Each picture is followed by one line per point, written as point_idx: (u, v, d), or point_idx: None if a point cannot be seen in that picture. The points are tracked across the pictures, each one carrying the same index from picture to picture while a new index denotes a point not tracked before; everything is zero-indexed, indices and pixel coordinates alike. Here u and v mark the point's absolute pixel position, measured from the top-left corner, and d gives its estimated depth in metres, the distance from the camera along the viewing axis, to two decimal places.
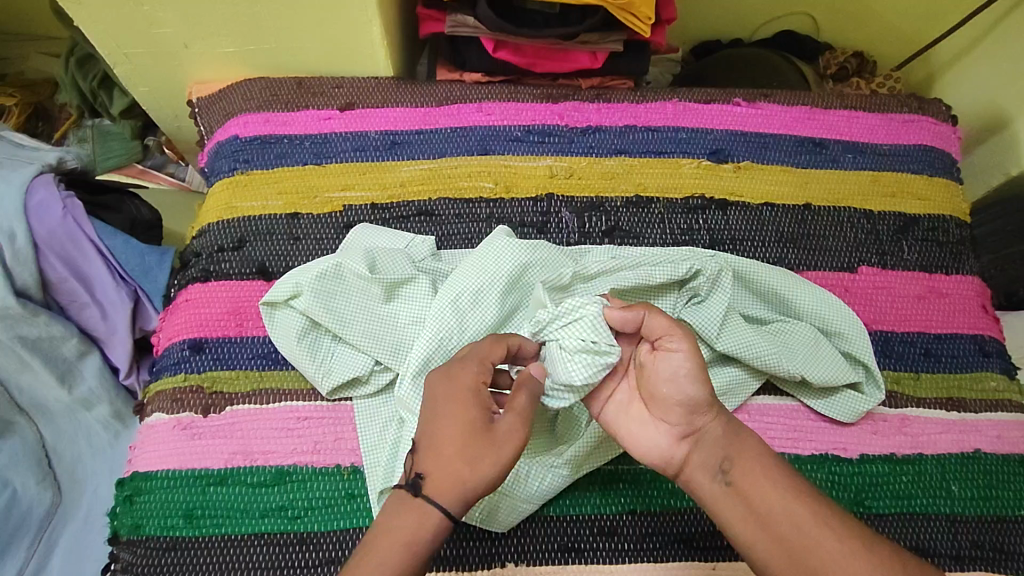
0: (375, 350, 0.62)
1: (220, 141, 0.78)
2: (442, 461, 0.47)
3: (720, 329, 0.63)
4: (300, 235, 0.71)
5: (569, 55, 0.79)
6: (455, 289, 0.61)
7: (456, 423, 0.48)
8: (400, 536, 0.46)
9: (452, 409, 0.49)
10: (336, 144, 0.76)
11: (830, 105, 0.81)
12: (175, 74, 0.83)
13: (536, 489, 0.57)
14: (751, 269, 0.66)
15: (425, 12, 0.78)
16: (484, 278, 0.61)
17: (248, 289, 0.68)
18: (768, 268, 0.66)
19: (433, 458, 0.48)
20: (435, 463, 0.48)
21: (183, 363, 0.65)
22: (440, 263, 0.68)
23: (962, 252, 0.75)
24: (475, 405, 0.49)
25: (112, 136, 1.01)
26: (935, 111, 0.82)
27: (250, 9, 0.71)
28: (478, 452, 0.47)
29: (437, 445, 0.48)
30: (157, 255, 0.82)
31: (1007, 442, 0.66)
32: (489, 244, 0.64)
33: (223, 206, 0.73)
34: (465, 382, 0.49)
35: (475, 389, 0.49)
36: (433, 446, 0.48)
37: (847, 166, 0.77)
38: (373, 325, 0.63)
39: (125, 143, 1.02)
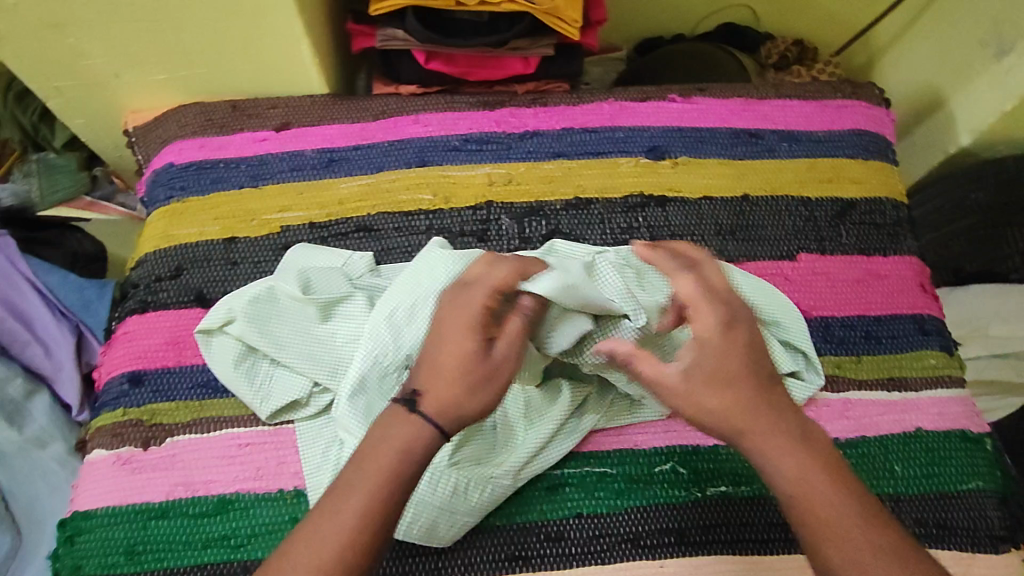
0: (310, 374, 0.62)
1: (156, 169, 0.77)
2: (440, 381, 0.51)
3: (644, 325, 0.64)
4: (238, 259, 0.71)
5: (502, 61, 0.78)
6: (388, 305, 0.62)
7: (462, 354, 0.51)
8: (402, 453, 0.49)
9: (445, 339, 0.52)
10: (272, 165, 0.75)
11: (765, 95, 0.82)
12: (107, 103, 0.82)
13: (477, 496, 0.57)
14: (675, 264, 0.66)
15: (355, 27, 0.76)
16: (417, 292, 0.62)
17: (187, 317, 0.68)
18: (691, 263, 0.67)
19: (431, 378, 0.51)
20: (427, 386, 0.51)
21: (122, 398, 0.64)
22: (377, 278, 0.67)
23: (899, 233, 0.75)
24: (480, 334, 0.52)
25: (57, 168, 0.97)
26: (869, 95, 0.83)
27: (176, 36, 0.71)
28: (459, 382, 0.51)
29: (435, 370, 0.51)
30: (98, 288, 0.82)
31: (948, 419, 0.66)
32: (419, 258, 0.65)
33: (160, 235, 0.73)
34: (473, 308, 0.53)
35: (483, 319, 0.53)
36: (433, 365, 0.51)
37: (783, 155, 0.78)
38: (311, 346, 0.62)
39: (71, 175, 0.97)
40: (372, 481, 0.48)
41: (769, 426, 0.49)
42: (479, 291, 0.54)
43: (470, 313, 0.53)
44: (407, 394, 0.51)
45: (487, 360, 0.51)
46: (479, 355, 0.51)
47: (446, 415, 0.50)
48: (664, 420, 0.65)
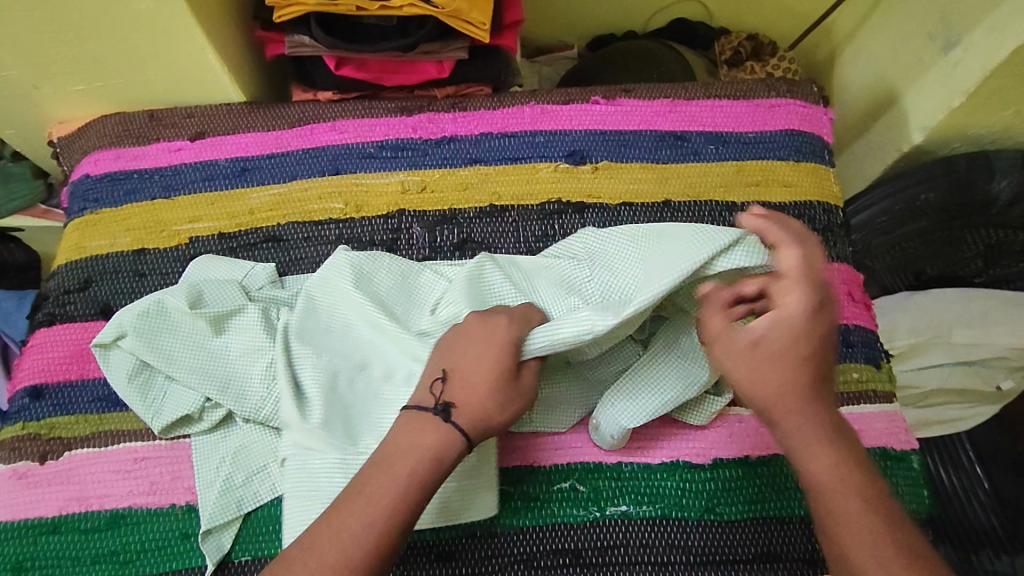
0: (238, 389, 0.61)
1: (74, 181, 0.78)
2: (472, 391, 0.51)
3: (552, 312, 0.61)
4: (146, 271, 0.70)
5: (416, 66, 0.76)
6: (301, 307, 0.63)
7: (487, 365, 0.52)
8: (430, 456, 0.49)
9: (483, 349, 0.53)
10: (185, 176, 0.75)
11: (694, 95, 0.78)
12: (32, 114, 0.82)
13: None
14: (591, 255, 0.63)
15: (266, 35, 0.75)
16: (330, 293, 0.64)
17: (91, 330, 0.68)
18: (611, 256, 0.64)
19: (463, 389, 0.52)
20: (455, 393, 0.51)
21: (23, 411, 0.64)
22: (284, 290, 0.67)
23: (829, 240, 0.72)
24: (508, 354, 0.53)
25: (13, 177, 0.99)
26: (806, 92, 0.79)
27: (84, 47, 0.71)
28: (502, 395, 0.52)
29: (467, 376, 0.52)
30: (15, 300, 0.82)
31: (868, 436, 0.63)
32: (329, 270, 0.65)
33: (73, 247, 0.73)
34: (502, 332, 0.53)
35: (515, 342, 0.53)
36: (461, 375, 0.52)
37: (709, 158, 0.75)
38: (220, 357, 0.62)
39: (27, 183, 0.99)
40: (390, 487, 0.47)
41: (802, 408, 0.47)
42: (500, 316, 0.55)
43: (504, 333, 0.53)
44: (440, 404, 0.51)
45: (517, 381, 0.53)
46: (510, 375, 0.52)
47: (475, 428, 0.51)
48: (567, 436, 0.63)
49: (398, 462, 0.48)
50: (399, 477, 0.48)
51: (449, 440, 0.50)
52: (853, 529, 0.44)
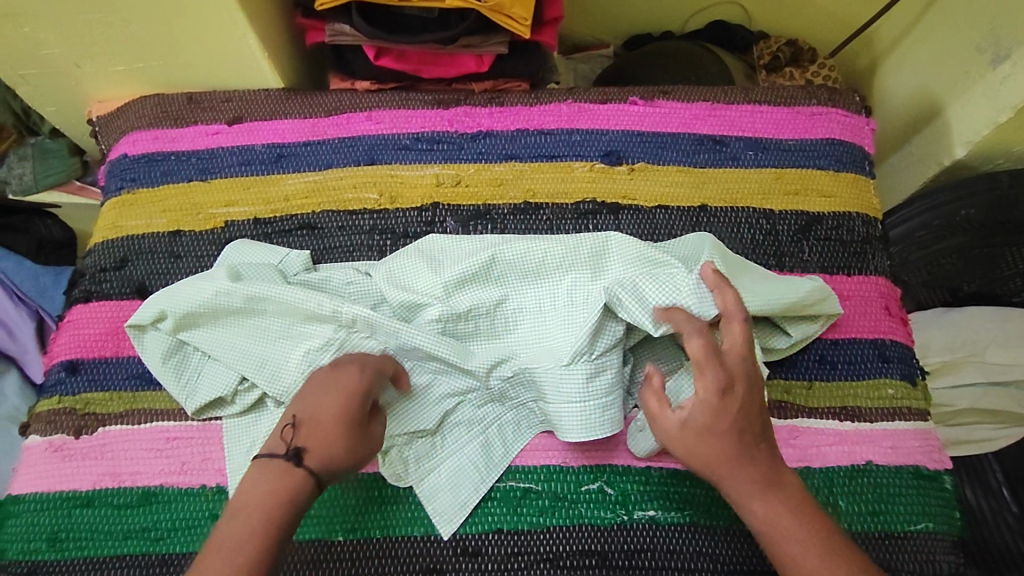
0: (285, 363, 0.62)
1: (112, 160, 0.78)
2: (313, 439, 0.52)
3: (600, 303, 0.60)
4: (181, 253, 0.71)
5: (456, 59, 0.76)
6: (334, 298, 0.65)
7: (331, 413, 0.52)
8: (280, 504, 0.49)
9: (340, 397, 0.53)
10: (221, 159, 0.75)
11: (734, 100, 0.77)
12: (72, 92, 0.83)
13: (389, 489, 0.60)
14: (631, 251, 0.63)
15: (306, 22, 0.75)
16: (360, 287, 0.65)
17: (126, 309, 0.68)
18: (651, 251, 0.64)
19: (307, 435, 0.52)
20: (308, 441, 0.51)
21: (59, 385, 0.66)
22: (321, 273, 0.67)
23: (868, 252, 0.71)
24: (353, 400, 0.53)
25: (52, 153, 1.00)
26: (847, 101, 0.77)
27: (126, 28, 0.72)
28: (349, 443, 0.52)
29: (316, 425, 0.52)
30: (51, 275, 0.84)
31: (901, 454, 0.62)
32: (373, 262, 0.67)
33: (109, 225, 0.73)
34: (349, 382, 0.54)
35: (363, 390, 0.54)
36: (314, 422, 0.52)
37: (747, 164, 0.74)
38: (263, 333, 0.63)
39: (64, 160, 1.01)
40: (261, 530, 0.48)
41: (738, 467, 0.52)
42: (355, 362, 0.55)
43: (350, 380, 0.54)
44: (292, 449, 0.51)
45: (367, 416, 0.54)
46: (359, 423, 0.53)
47: (327, 472, 0.51)
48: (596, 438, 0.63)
49: (251, 511, 0.48)
50: (251, 523, 0.48)
51: (294, 482, 0.50)
52: (793, 544, 0.49)
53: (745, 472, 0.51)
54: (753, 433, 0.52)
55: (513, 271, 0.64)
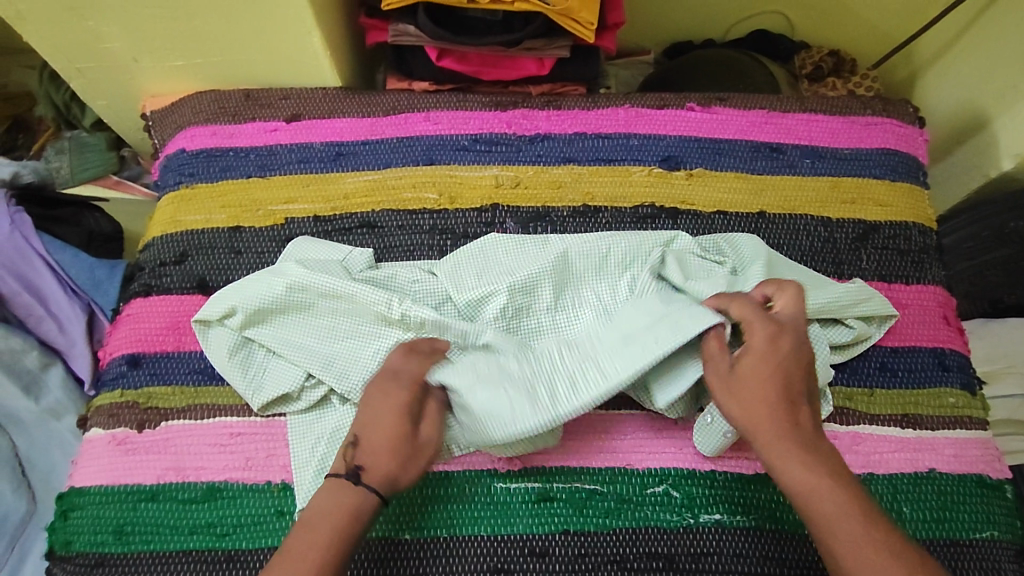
0: (354, 354, 0.62)
1: (168, 155, 0.78)
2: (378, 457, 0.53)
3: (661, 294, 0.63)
4: (241, 249, 0.71)
5: (516, 62, 0.76)
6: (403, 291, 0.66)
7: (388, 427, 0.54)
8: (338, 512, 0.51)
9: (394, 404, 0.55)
10: (280, 157, 0.76)
11: (789, 108, 0.78)
12: (126, 87, 0.83)
13: (458, 488, 0.61)
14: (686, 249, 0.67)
15: (368, 22, 0.75)
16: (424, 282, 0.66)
17: (188, 303, 0.68)
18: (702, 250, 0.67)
19: (369, 454, 0.54)
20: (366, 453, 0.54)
21: (121, 379, 0.65)
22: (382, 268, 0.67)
23: (925, 261, 0.71)
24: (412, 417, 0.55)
25: (89, 147, 0.99)
26: (901, 112, 0.78)
27: (191, 24, 0.72)
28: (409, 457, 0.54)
29: (371, 441, 0.54)
30: (107, 269, 0.84)
31: (964, 462, 0.63)
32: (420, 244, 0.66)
33: (167, 220, 0.73)
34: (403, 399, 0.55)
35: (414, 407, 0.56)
36: (368, 442, 0.54)
37: (804, 172, 0.75)
38: (332, 327, 0.63)
39: (100, 155, 1.00)
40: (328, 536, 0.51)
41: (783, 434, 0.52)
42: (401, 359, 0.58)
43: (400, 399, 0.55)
44: (351, 468, 0.53)
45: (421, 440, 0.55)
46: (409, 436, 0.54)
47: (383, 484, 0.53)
48: (661, 441, 0.63)
49: (318, 524, 0.51)
50: (316, 534, 0.50)
51: (355, 499, 0.52)
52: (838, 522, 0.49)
53: (782, 447, 0.52)
54: (789, 410, 0.53)
55: (578, 269, 0.66)
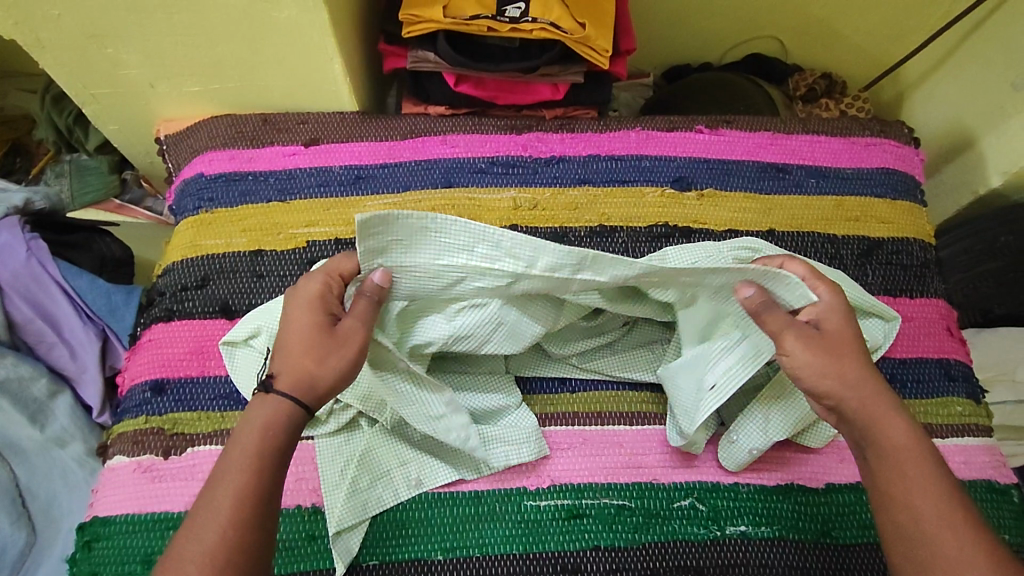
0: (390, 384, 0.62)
1: (186, 179, 0.78)
2: (293, 361, 0.54)
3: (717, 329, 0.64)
4: (264, 272, 0.71)
5: (531, 87, 0.79)
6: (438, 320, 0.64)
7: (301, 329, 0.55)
8: (257, 426, 0.51)
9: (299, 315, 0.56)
10: (300, 180, 0.76)
11: (793, 130, 0.82)
12: (140, 112, 0.84)
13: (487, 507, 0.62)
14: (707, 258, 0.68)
15: (387, 48, 0.77)
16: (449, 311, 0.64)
17: (211, 327, 0.68)
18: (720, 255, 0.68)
19: (284, 359, 0.54)
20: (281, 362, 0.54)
21: (145, 405, 0.65)
22: (434, 259, 0.60)
23: (927, 275, 0.74)
24: (320, 311, 0.56)
25: (89, 171, 0.99)
26: (898, 133, 0.82)
27: (213, 50, 0.73)
28: (331, 352, 0.54)
29: (286, 348, 0.54)
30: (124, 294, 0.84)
31: (974, 468, 0.65)
32: (443, 230, 0.59)
33: (187, 244, 0.73)
34: (311, 293, 0.57)
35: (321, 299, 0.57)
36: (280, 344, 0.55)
37: (810, 191, 0.78)
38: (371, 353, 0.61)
39: (102, 178, 0.99)
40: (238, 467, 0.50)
41: (877, 399, 0.53)
42: (320, 277, 0.58)
43: (310, 292, 0.57)
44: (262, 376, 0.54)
45: (331, 334, 0.55)
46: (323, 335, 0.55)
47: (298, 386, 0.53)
48: (685, 455, 0.65)
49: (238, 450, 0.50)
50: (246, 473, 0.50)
51: (269, 408, 0.52)
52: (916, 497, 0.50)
53: (883, 415, 0.53)
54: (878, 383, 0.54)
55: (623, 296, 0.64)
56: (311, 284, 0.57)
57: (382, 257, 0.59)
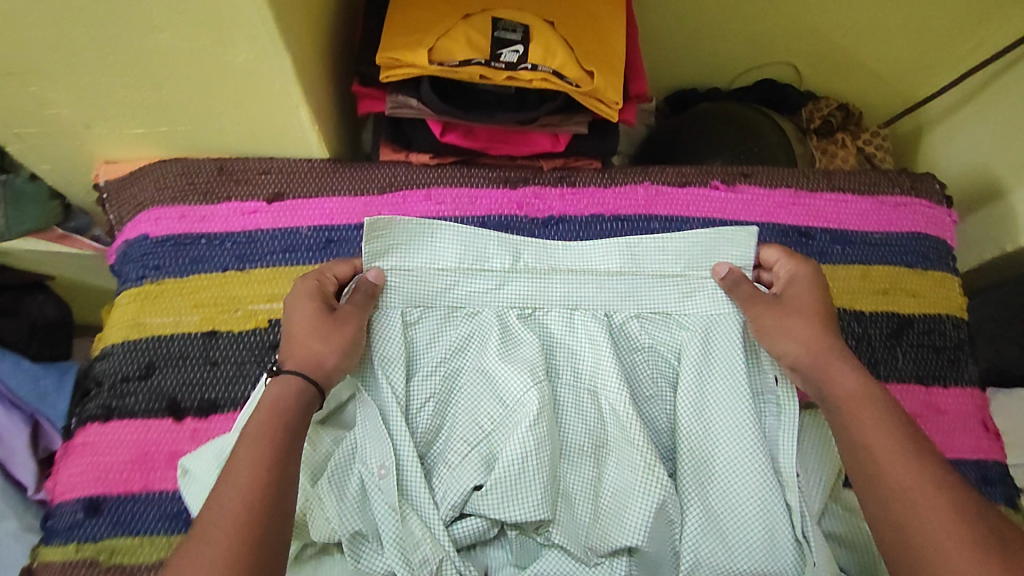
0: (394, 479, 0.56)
1: (127, 239, 0.68)
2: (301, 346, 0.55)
3: (743, 365, 0.60)
4: (219, 359, 0.62)
5: (528, 137, 0.69)
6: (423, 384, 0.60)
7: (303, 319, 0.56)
8: (271, 403, 0.51)
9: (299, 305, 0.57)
10: (261, 244, 0.66)
11: (817, 186, 0.73)
12: (75, 153, 0.71)
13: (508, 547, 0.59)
14: (688, 251, 0.64)
15: (362, 90, 0.66)
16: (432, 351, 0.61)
17: (155, 429, 0.59)
18: (725, 239, 0.64)
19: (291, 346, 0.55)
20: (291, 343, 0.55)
21: (76, 529, 0.56)
22: (430, 262, 0.63)
23: (961, 360, 0.68)
24: (320, 300, 0.58)
25: (24, 196, 0.77)
26: (929, 190, 0.74)
27: (155, 93, 0.60)
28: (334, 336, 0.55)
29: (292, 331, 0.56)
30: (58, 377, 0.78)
31: None
32: (436, 233, 0.63)
33: (129, 321, 0.63)
34: (309, 287, 0.58)
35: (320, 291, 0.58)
36: (287, 333, 0.56)
37: (835, 259, 0.70)
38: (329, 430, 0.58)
39: (41, 204, 0.78)
40: (265, 436, 0.49)
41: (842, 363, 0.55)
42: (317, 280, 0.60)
43: (309, 288, 0.58)
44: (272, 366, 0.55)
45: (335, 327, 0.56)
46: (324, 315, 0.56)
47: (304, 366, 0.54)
48: None
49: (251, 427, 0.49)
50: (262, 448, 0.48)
51: (283, 385, 0.52)
52: None
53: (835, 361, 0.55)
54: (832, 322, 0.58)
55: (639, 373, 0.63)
56: (306, 284, 0.59)
57: (381, 261, 0.62)
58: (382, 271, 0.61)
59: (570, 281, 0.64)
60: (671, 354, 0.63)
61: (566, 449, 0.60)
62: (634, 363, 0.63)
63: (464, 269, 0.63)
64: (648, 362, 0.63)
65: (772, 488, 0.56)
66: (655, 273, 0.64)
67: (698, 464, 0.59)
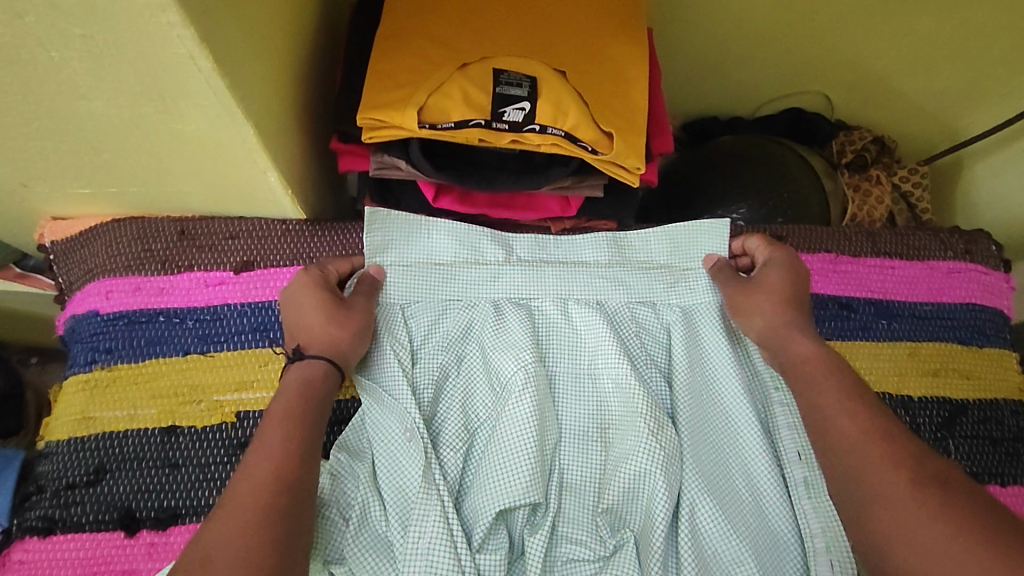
0: (402, 459, 0.51)
1: (77, 314, 0.60)
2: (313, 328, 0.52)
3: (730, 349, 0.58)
4: (179, 461, 0.54)
5: (532, 199, 0.61)
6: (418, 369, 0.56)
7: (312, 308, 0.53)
8: (296, 387, 0.49)
9: (302, 295, 0.54)
10: (229, 322, 0.59)
11: (860, 250, 0.65)
12: (13, 215, 0.61)
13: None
14: (676, 242, 0.62)
15: (344, 148, 0.58)
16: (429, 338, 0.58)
17: (105, 546, 0.52)
18: (703, 230, 0.62)
19: (305, 334, 0.52)
20: (303, 328, 0.52)
21: None
22: (422, 255, 0.60)
23: (1020, 452, 0.60)
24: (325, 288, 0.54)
25: None
26: (985, 253, 0.65)
27: (100, 157, 0.50)
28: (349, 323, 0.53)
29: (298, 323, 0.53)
30: None
31: None
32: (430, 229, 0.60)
33: (77, 415, 0.56)
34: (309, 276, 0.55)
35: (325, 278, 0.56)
36: (293, 326, 0.53)
37: (880, 336, 0.62)
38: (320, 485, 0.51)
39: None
40: (290, 428, 0.46)
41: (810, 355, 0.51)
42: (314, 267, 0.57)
43: (309, 275, 0.55)
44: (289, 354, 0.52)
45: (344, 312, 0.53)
46: (333, 302, 0.53)
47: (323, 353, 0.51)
48: None
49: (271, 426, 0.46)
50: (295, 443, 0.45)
51: (310, 373, 0.50)
52: None
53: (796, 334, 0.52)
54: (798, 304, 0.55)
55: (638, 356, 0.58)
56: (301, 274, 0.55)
57: (381, 256, 0.60)
58: (382, 267, 0.59)
59: (562, 271, 0.61)
60: (662, 338, 0.60)
61: (564, 434, 0.55)
62: (632, 347, 0.59)
63: (462, 261, 0.61)
64: (643, 343, 0.59)
65: (769, 480, 0.53)
66: (640, 265, 0.62)
67: (708, 460, 0.54)
